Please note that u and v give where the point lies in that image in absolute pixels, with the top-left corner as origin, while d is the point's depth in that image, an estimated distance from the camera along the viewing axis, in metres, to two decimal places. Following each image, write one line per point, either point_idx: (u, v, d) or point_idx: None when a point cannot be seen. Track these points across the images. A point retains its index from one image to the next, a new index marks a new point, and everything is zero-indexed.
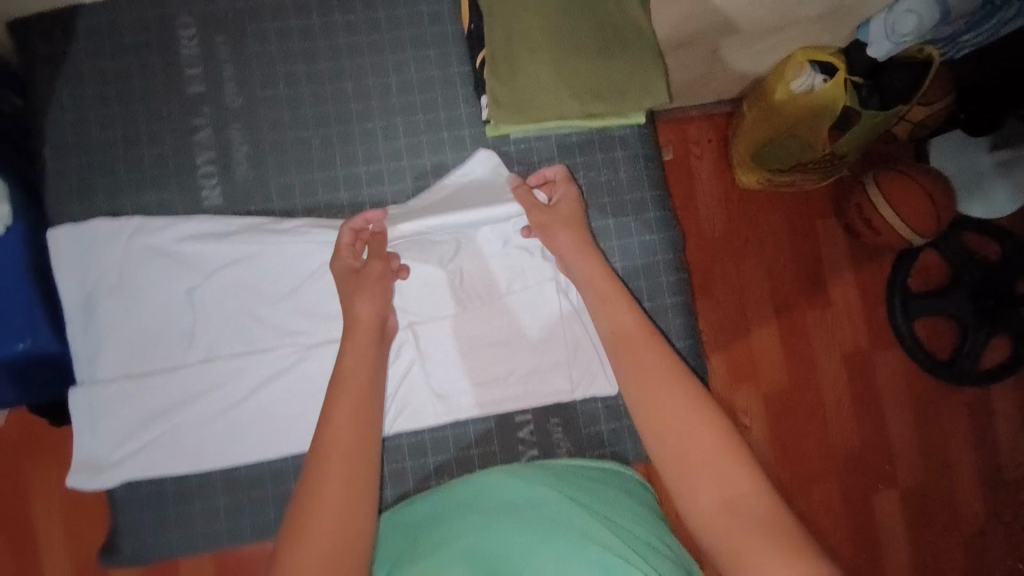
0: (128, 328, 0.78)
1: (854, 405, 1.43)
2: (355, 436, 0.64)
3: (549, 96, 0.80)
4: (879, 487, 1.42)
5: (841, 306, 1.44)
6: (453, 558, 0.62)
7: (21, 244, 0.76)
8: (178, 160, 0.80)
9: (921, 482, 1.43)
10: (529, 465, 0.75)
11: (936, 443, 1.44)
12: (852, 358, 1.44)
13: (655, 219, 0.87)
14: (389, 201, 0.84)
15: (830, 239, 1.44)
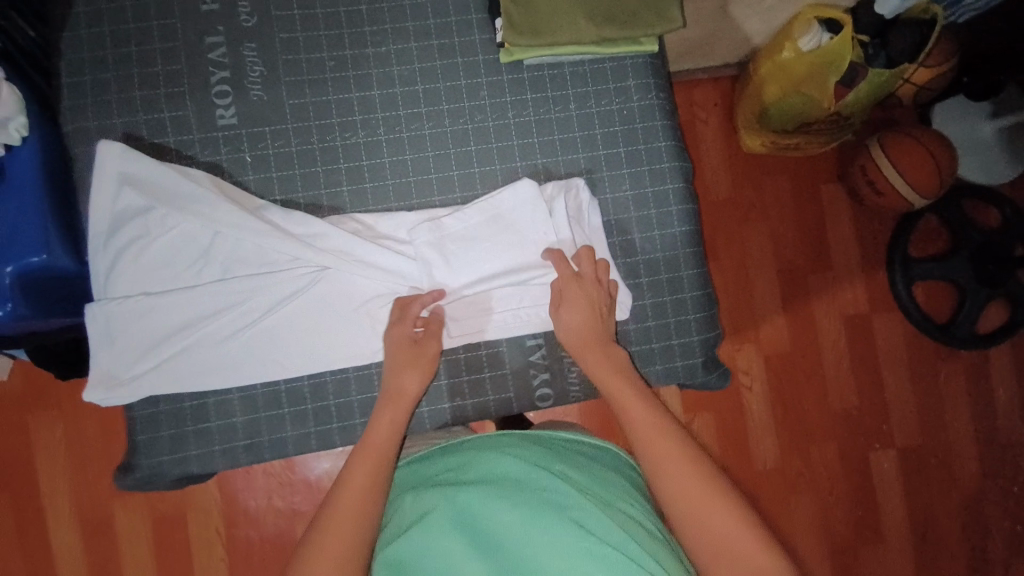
0: (141, 256, 0.77)
1: (854, 368, 1.44)
2: (370, 459, 0.69)
3: (564, 18, 0.80)
4: (874, 446, 1.44)
5: (844, 269, 1.45)
6: (447, 530, 0.64)
7: (36, 156, 0.75)
8: (193, 78, 0.80)
9: (918, 441, 1.45)
10: (525, 442, 0.76)
11: (933, 405, 1.46)
12: (853, 322, 1.45)
13: (667, 148, 0.88)
14: (403, 124, 0.84)
15: (834, 203, 1.45)
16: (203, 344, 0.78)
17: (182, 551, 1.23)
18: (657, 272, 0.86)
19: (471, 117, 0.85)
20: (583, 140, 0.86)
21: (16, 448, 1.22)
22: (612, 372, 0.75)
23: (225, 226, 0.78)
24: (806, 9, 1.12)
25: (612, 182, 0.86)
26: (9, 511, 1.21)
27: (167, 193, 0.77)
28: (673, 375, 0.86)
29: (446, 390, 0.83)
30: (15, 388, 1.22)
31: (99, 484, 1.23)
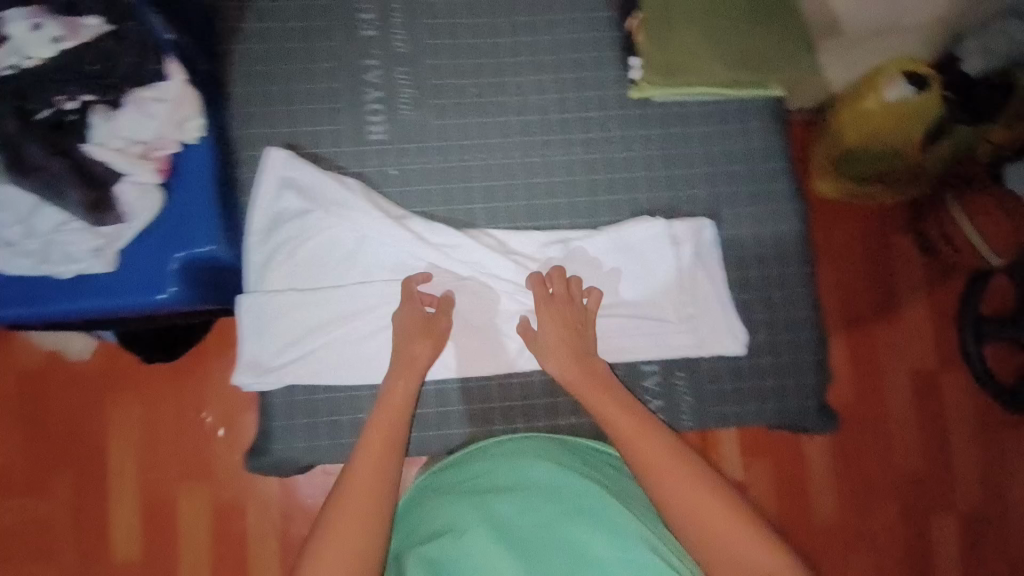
0: (292, 259, 0.84)
1: (919, 425, 1.39)
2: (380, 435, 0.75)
3: (698, 61, 0.85)
4: (937, 509, 1.36)
5: (912, 321, 1.41)
6: (471, 541, 0.71)
7: (209, 156, 0.82)
8: (350, 96, 0.87)
9: (980, 504, 1.38)
10: (528, 441, 0.83)
11: (998, 471, 1.39)
12: (919, 376, 1.40)
13: (786, 191, 0.91)
14: (536, 151, 0.89)
15: (904, 254, 1.43)
16: (342, 341, 0.83)
17: (237, 540, 1.26)
18: (773, 310, 0.90)
19: (601, 148, 0.90)
20: (706, 178, 0.90)
21: (89, 423, 1.27)
22: (598, 388, 0.80)
23: (370, 236, 0.85)
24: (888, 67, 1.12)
25: (732, 220, 0.90)
26: (66, 486, 1.25)
27: (326, 201, 0.84)
28: (780, 416, 0.91)
29: (500, 413, 0.89)
30: (97, 366, 1.28)
31: (161, 467, 1.27)
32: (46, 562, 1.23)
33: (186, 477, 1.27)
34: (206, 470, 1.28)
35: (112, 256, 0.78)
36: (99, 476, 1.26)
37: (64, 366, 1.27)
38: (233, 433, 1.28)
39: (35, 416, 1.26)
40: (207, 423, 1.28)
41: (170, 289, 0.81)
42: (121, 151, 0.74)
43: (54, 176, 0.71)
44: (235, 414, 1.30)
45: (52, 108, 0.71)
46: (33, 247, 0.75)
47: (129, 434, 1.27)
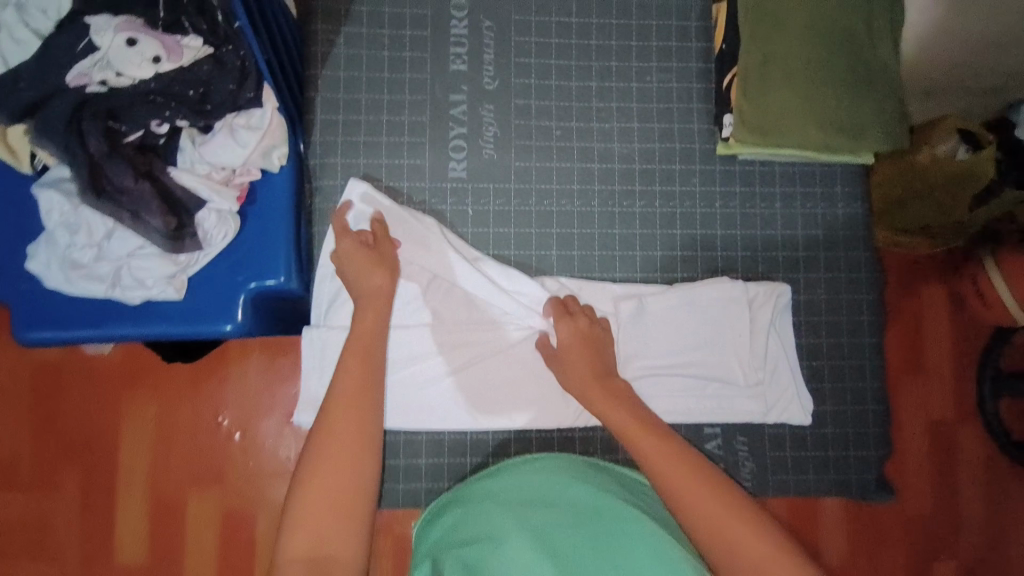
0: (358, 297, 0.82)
1: (931, 476, 1.28)
2: (352, 390, 0.68)
3: (795, 123, 0.83)
4: (940, 556, 1.27)
5: (932, 372, 1.31)
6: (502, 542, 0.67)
7: (289, 186, 0.80)
8: (433, 131, 0.85)
9: (986, 557, 1.27)
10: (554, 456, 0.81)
11: (1005, 538, 1.27)
12: (936, 428, 1.30)
13: (864, 259, 0.90)
14: (616, 199, 0.88)
15: (930, 306, 1.32)
16: (411, 386, 0.82)
17: (243, 553, 1.21)
18: (840, 379, 0.88)
19: (681, 202, 0.88)
20: (784, 241, 0.89)
21: (99, 422, 1.21)
22: (612, 403, 0.73)
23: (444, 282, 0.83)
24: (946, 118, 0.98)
25: (808, 284, 0.88)
26: (74, 482, 1.19)
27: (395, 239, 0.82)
28: (846, 489, 0.87)
29: None
30: (113, 362, 1.23)
31: (170, 469, 1.21)
32: (47, 560, 1.18)
33: (196, 483, 1.21)
34: (219, 475, 1.22)
35: (182, 283, 0.75)
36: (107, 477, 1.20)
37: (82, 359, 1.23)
38: (249, 438, 1.23)
39: (45, 409, 1.21)
40: (224, 427, 1.23)
41: (235, 319, 0.78)
42: (206, 177, 0.74)
43: (136, 200, 0.69)
44: (251, 418, 1.23)
45: (142, 131, 0.70)
46: (105, 271, 0.72)
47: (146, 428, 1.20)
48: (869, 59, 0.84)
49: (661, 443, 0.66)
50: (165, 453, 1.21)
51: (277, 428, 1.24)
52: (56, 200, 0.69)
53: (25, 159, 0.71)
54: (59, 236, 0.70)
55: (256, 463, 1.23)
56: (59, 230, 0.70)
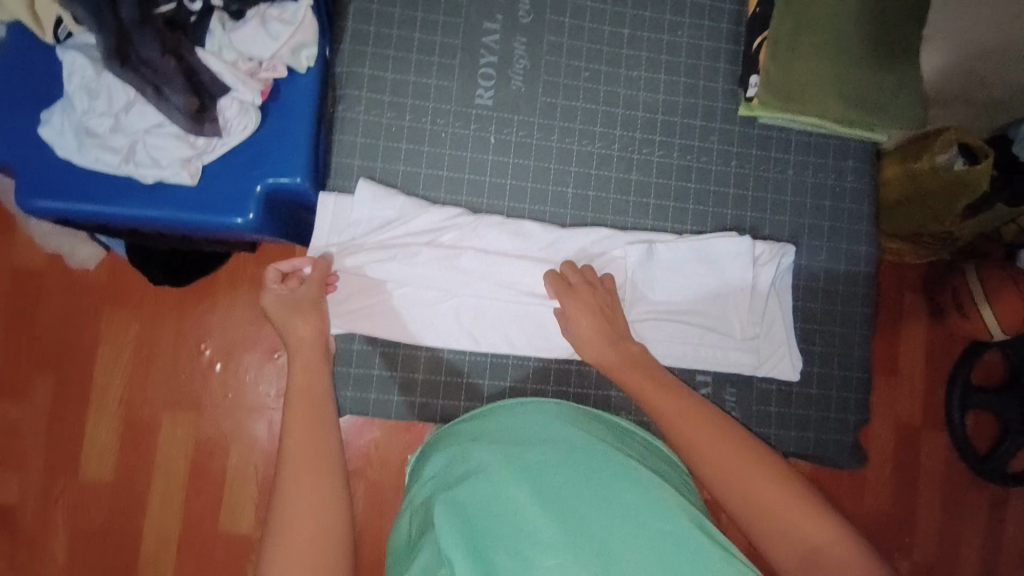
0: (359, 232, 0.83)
1: (894, 473, 1.36)
2: (311, 392, 0.66)
3: (818, 92, 0.85)
4: (893, 556, 1.35)
5: (905, 375, 1.37)
6: (500, 480, 0.66)
7: (316, 87, 0.80)
8: (464, 55, 0.85)
9: (933, 559, 1.36)
10: (558, 404, 0.79)
11: (951, 524, 1.37)
12: (903, 431, 1.37)
13: (865, 234, 0.93)
14: (636, 146, 0.89)
15: (914, 314, 1.38)
16: (418, 306, 0.83)
17: (217, 480, 1.21)
18: (831, 344, 0.91)
19: (698, 157, 0.90)
20: (792, 206, 0.91)
21: (78, 333, 1.22)
22: (626, 367, 0.76)
23: (458, 222, 0.84)
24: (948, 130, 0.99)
25: (810, 251, 0.91)
26: (46, 392, 1.20)
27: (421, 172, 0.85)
28: (825, 448, 0.90)
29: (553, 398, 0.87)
30: (99, 278, 1.22)
31: (148, 390, 1.21)
32: (15, 468, 1.19)
33: (174, 407, 1.21)
34: (196, 403, 1.22)
35: (196, 168, 0.74)
36: (82, 390, 1.21)
37: (63, 269, 1.22)
38: (230, 369, 1.23)
39: (22, 315, 1.21)
40: (207, 356, 1.23)
41: (247, 214, 0.77)
42: (232, 65, 0.72)
43: (163, 76, 0.68)
44: (234, 350, 1.23)
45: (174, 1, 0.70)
46: (119, 144, 0.71)
47: (123, 348, 1.22)
48: (896, 38, 0.86)
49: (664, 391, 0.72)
50: (140, 370, 1.22)
51: (258, 361, 1.23)
52: (79, 63, 0.68)
53: (49, 29, 0.69)
54: (77, 102, 0.69)
55: (236, 395, 1.23)
56: (78, 94, 0.69)
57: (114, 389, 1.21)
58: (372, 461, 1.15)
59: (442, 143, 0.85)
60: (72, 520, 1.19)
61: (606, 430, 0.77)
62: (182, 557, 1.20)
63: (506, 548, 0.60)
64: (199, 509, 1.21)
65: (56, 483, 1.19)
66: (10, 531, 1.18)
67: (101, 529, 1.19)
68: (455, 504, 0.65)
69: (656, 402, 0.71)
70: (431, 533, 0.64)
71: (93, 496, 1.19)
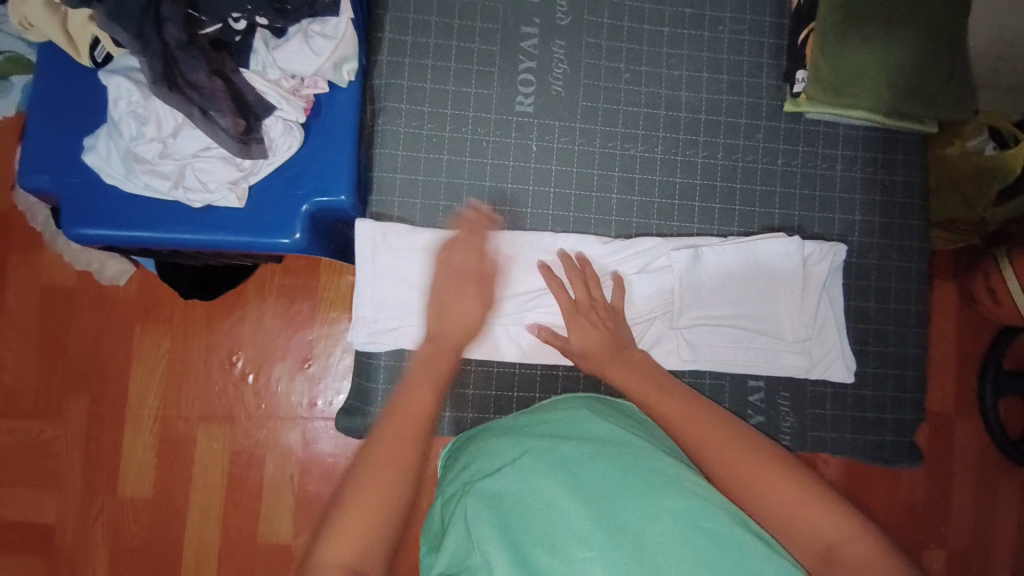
0: (393, 274, 0.82)
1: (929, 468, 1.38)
2: (410, 421, 0.64)
3: (868, 85, 0.83)
4: (928, 544, 1.37)
5: (940, 365, 1.38)
6: (531, 467, 0.64)
7: (356, 101, 0.79)
8: (502, 62, 0.84)
9: (969, 545, 1.38)
10: (588, 399, 0.76)
11: (986, 513, 1.38)
12: (935, 423, 1.38)
13: (917, 228, 0.90)
14: (680, 148, 0.87)
15: (944, 304, 1.38)
16: None
17: (255, 489, 1.22)
18: (885, 344, 0.89)
19: (744, 155, 0.88)
20: (842, 203, 0.89)
21: (110, 352, 1.22)
22: (628, 370, 0.75)
23: (491, 233, 0.83)
24: (980, 115, 0.98)
25: (861, 248, 0.89)
26: (79, 410, 1.21)
27: (452, 190, 0.84)
28: (881, 449, 0.88)
29: None
30: (128, 293, 1.23)
31: (181, 406, 1.22)
32: (52, 486, 1.20)
33: (209, 420, 1.22)
34: (229, 414, 1.23)
35: (244, 191, 0.73)
36: (116, 408, 1.21)
37: (94, 287, 1.22)
38: (262, 380, 1.23)
39: (54, 333, 1.21)
40: (237, 367, 1.23)
41: (294, 234, 0.76)
42: (276, 84, 0.72)
43: (208, 97, 0.68)
44: (265, 361, 1.24)
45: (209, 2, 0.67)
46: (169, 169, 0.71)
47: (156, 367, 1.22)
48: (951, 26, 0.83)
49: (675, 398, 0.70)
50: (171, 390, 1.22)
51: (289, 371, 1.24)
52: (125, 87, 0.68)
53: (85, 52, 0.70)
54: (124, 127, 0.69)
55: (269, 405, 1.23)
56: (125, 120, 0.69)
57: (149, 403, 1.22)
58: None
59: (483, 152, 0.84)
60: (112, 535, 1.20)
61: (639, 424, 0.73)
62: (224, 567, 1.21)
63: (544, 548, 0.58)
64: (237, 520, 1.21)
65: (94, 499, 1.20)
66: (48, 548, 1.20)
67: (142, 544, 1.20)
68: (489, 496, 0.63)
69: (668, 412, 0.68)
70: (460, 525, 0.62)
71: (133, 511, 1.20)
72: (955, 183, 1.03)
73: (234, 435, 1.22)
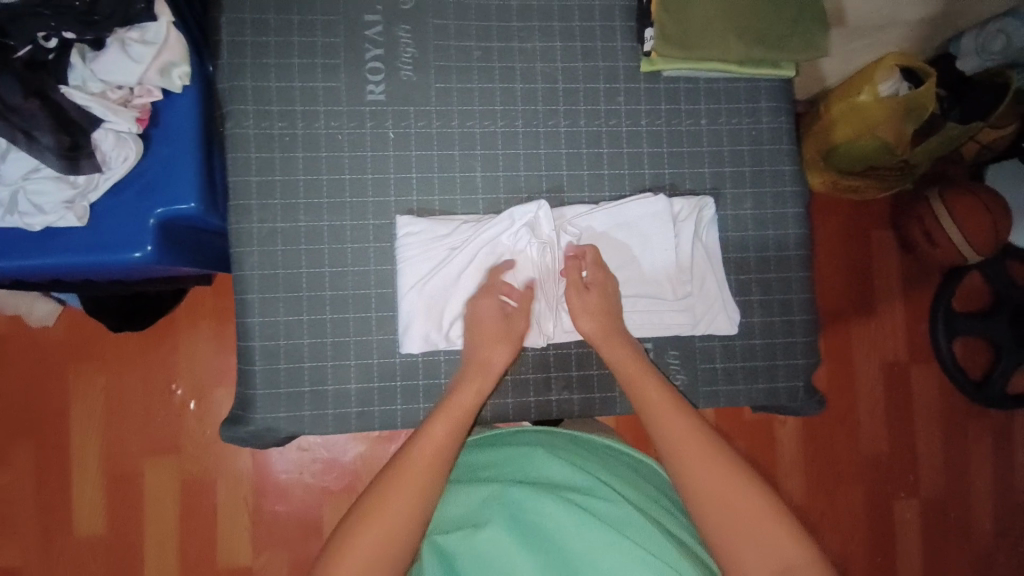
0: (268, 276, 0.81)
1: (889, 415, 1.38)
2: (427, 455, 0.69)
3: (714, 33, 0.82)
4: (900, 495, 1.37)
5: (886, 316, 1.38)
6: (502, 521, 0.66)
7: (194, 107, 0.79)
8: (347, 53, 0.83)
9: (942, 491, 1.38)
10: (548, 435, 0.78)
11: (954, 453, 1.39)
12: (891, 370, 1.38)
13: (791, 172, 0.90)
14: (539, 118, 0.86)
15: (882, 252, 1.38)
16: (340, 315, 0.82)
17: (207, 516, 1.20)
18: (769, 292, 0.88)
19: (606, 119, 0.87)
20: (711, 155, 0.88)
21: (47, 397, 1.19)
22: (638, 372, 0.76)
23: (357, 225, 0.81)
24: (889, 57, 0.97)
25: (734, 199, 0.88)
26: (27, 456, 1.18)
27: (311, 185, 0.82)
28: (776, 397, 0.88)
29: (490, 388, 0.84)
30: (59, 334, 1.20)
31: (127, 441, 1.20)
32: (5, 537, 1.18)
33: (154, 453, 1.20)
34: (176, 444, 1.21)
35: (83, 210, 0.73)
36: (65, 453, 1.19)
37: (30, 332, 1.19)
38: (205, 406, 1.22)
39: None
40: (178, 396, 1.21)
41: (145, 247, 0.75)
42: (101, 96, 0.71)
43: (29, 118, 0.67)
44: (205, 386, 1.22)
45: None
46: (1, 196, 0.70)
47: (96, 406, 1.20)
48: None
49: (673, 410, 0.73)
50: (114, 429, 1.20)
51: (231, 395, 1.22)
52: None
53: None
54: None
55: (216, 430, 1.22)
56: None
57: (86, 441, 1.20)
58: (362, 470, 1.23)
59: (339, 146, 0.83)
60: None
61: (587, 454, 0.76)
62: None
63: None
64: (196, 544, 1.20)
65: (52, 543, 1.18)
66: None
67: None
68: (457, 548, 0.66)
69: (662, 421, 0.72)
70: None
71: (88, 553, 1.18)
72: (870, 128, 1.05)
73: (164, 462, 1.20)
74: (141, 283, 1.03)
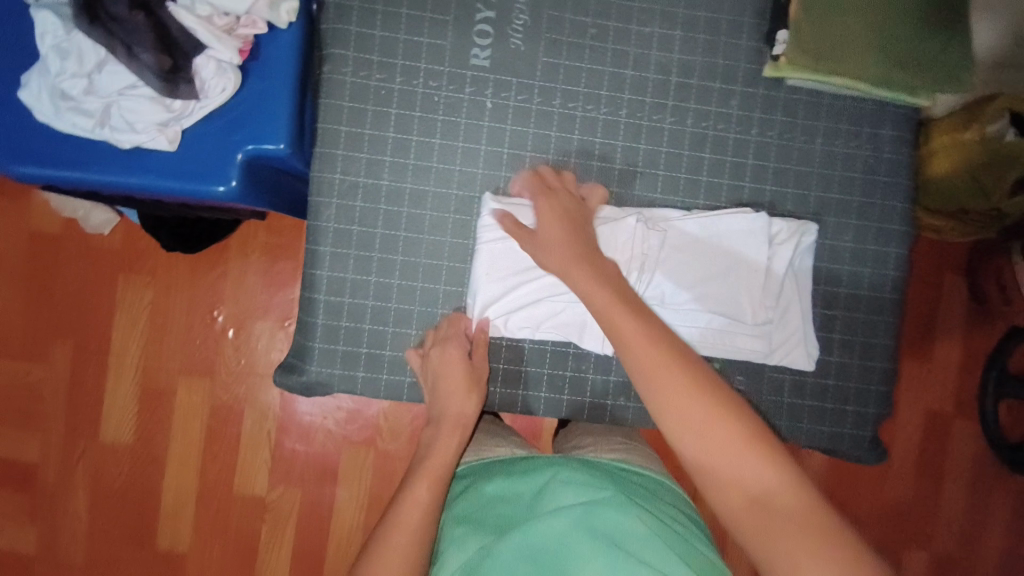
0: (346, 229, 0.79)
1: (919, 465, 1.31)
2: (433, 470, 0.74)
3: (855, 49, 0.75)
4: (913, 543, 1.32)
5: (940, 365, 1.30)
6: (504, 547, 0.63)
7: (294, 45, 0.76)
8: (457, 9, 0.79)
9: (956, 550, 1.33)
10: (572, 459, 0.76)
11: (980, 516, 1.33)
12: (933, 420, 1.31)
13: (898, 211, 0.84)
14: (646, 110, 0.81)
15: (951, 298, 1.29)
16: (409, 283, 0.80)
17: (230, 443, 1.22)
18: (852, 332, 0.83)
19: (716, 122, 0.82)
20: (819, 179, 0.83)
21: (94, 302, 1.21)
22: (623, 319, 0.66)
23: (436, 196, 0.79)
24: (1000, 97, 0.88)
25: (835, 229, 0.83)
26: (64, 355, 1.21)
27: (397, 145, 0.79)
28: (837, 442, 0.84)
29: (547, 382, 0.82)
30: (114, 243, 1.21)
31: (163, 356, 1.22)
32: (34, 428, 1.22)
33: (189, 371, 1.22)
34: (210, 369, 1.22)
35: (174, 134, 0.71)
36: (104, 357, 1.21)
37: (82, 236, 1.21)
38: (243, 336, 1.22)
39: (43, 277, 1.21)
40: (219, 323, 1.22)
41: (231, 182, 0.73)
42: (206, 20, 0.68)
43: (132, 32, 0.65)
44: (247, 318, 1.22)
45: None
46: (94, 106, 0.68)
47: (140, 319, 1.22)
48: None
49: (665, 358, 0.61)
50: (154, 346, 1.22)
51: (270, 329, 1.22)
52: (51, 22, 0.65)
53: None
54: (50, 62, 0.66)
55: (249, 361, 1.22)
56: (50, 55, 0.66)
57: (127, 350, 1.22)
58: (383, 427, 1.23)
59: (434, 108, 0.79)
60: (90, 479, 1.22)
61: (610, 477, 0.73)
62: (198, 515, 1.22)
63: None
64: (213, 472, 1.22)
65: (78, 441, 1.22)
66: (30, 487, 1.22)
67: (123, 484, 1.22)
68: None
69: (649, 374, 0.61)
70: None
71: (113, 455, 1.22)
72: (971, 169, 0.93)
73: (198, 386, 1.22)
74: (195, 212, 0.99)
